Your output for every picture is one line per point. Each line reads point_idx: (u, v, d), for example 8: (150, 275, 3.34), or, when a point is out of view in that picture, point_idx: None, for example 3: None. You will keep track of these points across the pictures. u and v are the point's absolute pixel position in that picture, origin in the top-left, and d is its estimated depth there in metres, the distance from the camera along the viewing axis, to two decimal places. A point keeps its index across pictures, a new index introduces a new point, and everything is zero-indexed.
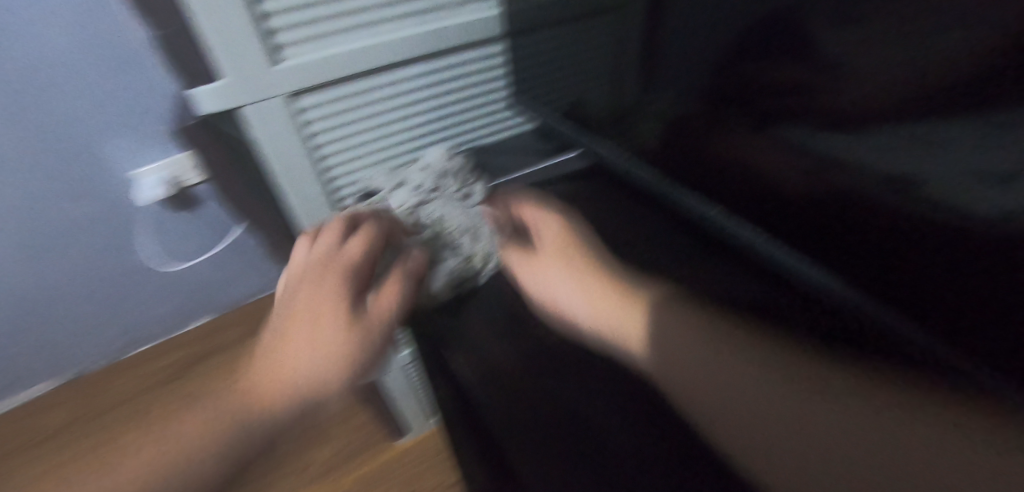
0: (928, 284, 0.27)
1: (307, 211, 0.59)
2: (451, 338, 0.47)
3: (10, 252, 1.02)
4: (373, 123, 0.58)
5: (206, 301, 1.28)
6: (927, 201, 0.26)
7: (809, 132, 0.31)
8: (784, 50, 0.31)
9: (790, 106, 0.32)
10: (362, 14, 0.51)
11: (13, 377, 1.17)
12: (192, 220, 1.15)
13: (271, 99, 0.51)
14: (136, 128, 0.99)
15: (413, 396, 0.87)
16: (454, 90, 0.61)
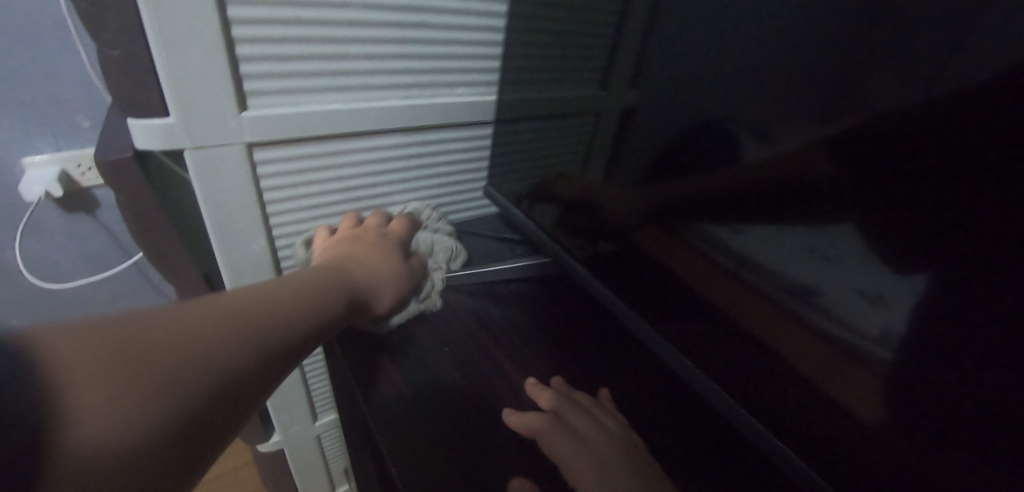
0: (818, 425, 0.35)
1: (241, 270, 0.53)
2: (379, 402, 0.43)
3: None
4: (337, 186, 0.54)
5: (78, 319, 1.09)
6: (830, 348, 0.33)
7: (733, 232, 0.37)
8: (712, 154, 0.37)
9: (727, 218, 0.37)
10: (344, 77, 0.48)
11: None
12: (81, 225, 0.99)
13: (226, 147, 0.45)
14: (31, 110, 0.84)
15: (319, 469, 0.78)
16: (429, 164, 0.59)
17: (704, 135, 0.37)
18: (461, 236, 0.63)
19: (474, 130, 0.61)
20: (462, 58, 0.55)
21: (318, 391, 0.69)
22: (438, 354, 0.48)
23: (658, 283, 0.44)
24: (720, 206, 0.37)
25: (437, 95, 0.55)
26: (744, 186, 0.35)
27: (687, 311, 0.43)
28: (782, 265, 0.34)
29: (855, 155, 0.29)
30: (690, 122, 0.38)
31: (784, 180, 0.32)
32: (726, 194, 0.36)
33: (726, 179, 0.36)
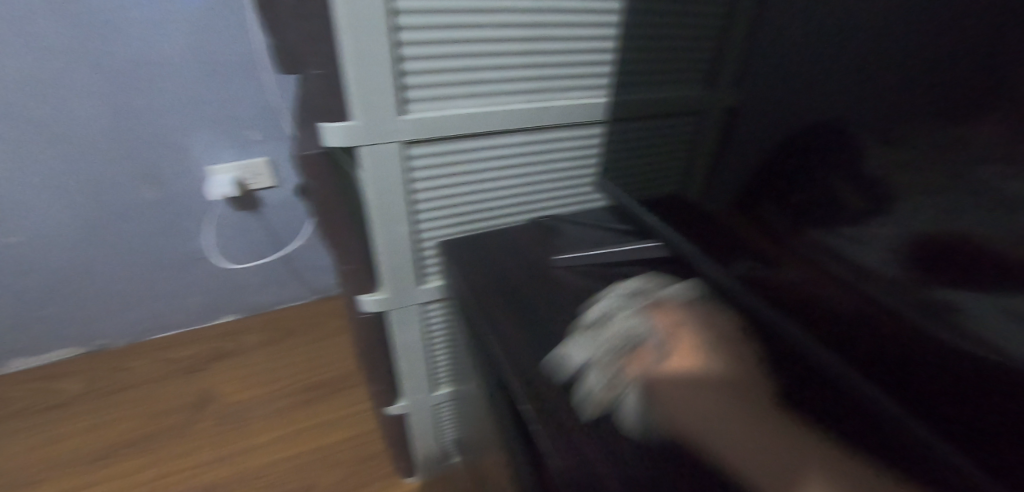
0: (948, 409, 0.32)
1: (391, 248, 0.63)
2: (510, 352, 0.49)
3: (74, 223, 1.08)
4: (467, 179, 0.62)
5: (238, 302, 1.32)
6: (971, 322, 0.31)
7: (852, 238, 0.37)
8: (826, 158, 0.38)
9: (838, 221, 0.38)
10: (480, 85, 0.57)
11: (39, 341, 1.19)
12: (246, 222, 1.21)
13: (388, 143, 0.55)
14: (220, 127, 1.08)
15: (431, 437, 0.88)
16: (544, 160, 0.66)
17: (816, 141, 0.39)
18: (572, 224, 0.69)
19: (585, 128, 0.67)
20: (578, 65, 0.61)
21: (438, 361, 0.78)
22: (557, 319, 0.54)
23: (768, 256, 0.46)
24: (833, 206, 0.38)
25: (554, 99, 0.62)
26: (858, 187, 0.36)
27: (794, 282, 0.43)
28: (907, 262, 0.34)
29: (1012, 122, 0.27)
30: (800, 119, 0.40)
31: (894, 177, 0.33)
32: (839, 194, 0.38)
33: (842, 184, 0.37)
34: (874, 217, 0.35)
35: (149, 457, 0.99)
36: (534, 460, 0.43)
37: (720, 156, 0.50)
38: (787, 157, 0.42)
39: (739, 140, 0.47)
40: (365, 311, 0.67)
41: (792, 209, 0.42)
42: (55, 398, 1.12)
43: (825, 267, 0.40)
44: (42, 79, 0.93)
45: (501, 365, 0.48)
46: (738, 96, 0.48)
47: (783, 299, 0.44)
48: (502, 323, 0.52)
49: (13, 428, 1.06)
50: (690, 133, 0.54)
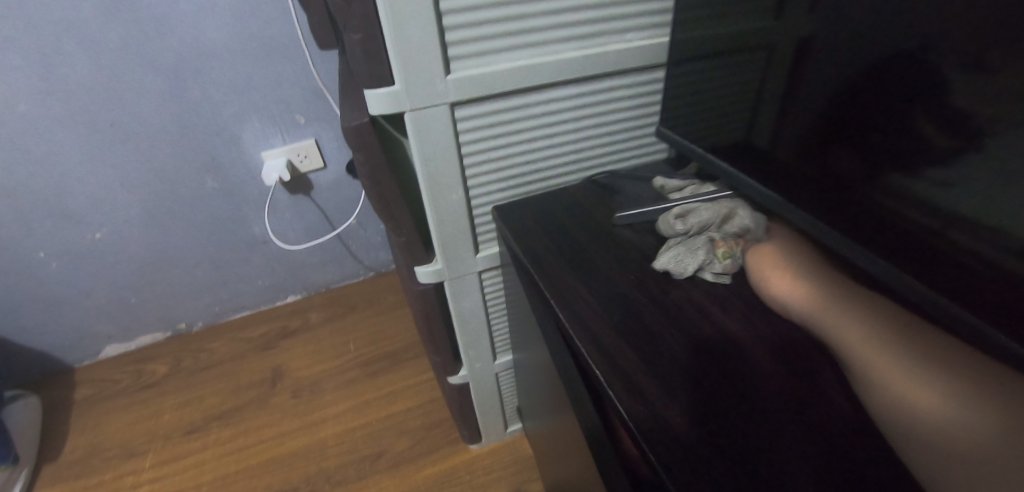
0: None
1: (444, 216, 0.61)
2: (577, 315, 0.47)
3: (147, 215, 1.15)
4: (517, 140, 0.59)
5: (300, 282, 1.37)
6: None
7: (936, 181, 0.35)
8: (903, 97, 0.36)
9: (919, 162, 0.36)
10: (526, 34, 0.53)
11: (129, 327, 1.29)
12: (301, 204, 1.25)
13: (436, 107, 0.53)
14: (268, 112, 1.10)
15: (494, 405, 0.88)
16: (598, 113, 0.62)
17: (895, 78, 0.36)
18: (630, 179, 0.65)
19: (642, 75, 0.61)
20: (633, 4, 0.56)
21: (497, 330, 0.77)
22: (624, 280, 0.51)
23: (871, 203, 0.40)
24: (915, 143, 0.36)
25: (607, 44, 0.57)
26: (941, 123, 0.34)
27: (900, 228, 0.38)
28: (994, 206, 0.32)
29: None
30: (882, 49, 0.37)
31: (987, 112, 0.31)
32: (920, 131, 0.35)
33: (925, 123, 0.35)
34: (961, 155, 0.33)
35: (236, 428, 1.07)
36: (610, 429, 0.42)
37: (801, 93, 0.45)
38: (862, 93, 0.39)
39: (827, 71, 0.42)
40: (422, 283, 0.67)
41: (870, 153, 0.40)
42: (150, 378, 1.22)
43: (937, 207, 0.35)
44: (103, 80, 0.97)
45: (568, 328, 0.47)
46: (812, 24, 0.42)
47: (891, 249, 0.39)
48: (564, 287, 0.51)
49: (117, 405, 1.16)
50: (759, 69, 0.49)
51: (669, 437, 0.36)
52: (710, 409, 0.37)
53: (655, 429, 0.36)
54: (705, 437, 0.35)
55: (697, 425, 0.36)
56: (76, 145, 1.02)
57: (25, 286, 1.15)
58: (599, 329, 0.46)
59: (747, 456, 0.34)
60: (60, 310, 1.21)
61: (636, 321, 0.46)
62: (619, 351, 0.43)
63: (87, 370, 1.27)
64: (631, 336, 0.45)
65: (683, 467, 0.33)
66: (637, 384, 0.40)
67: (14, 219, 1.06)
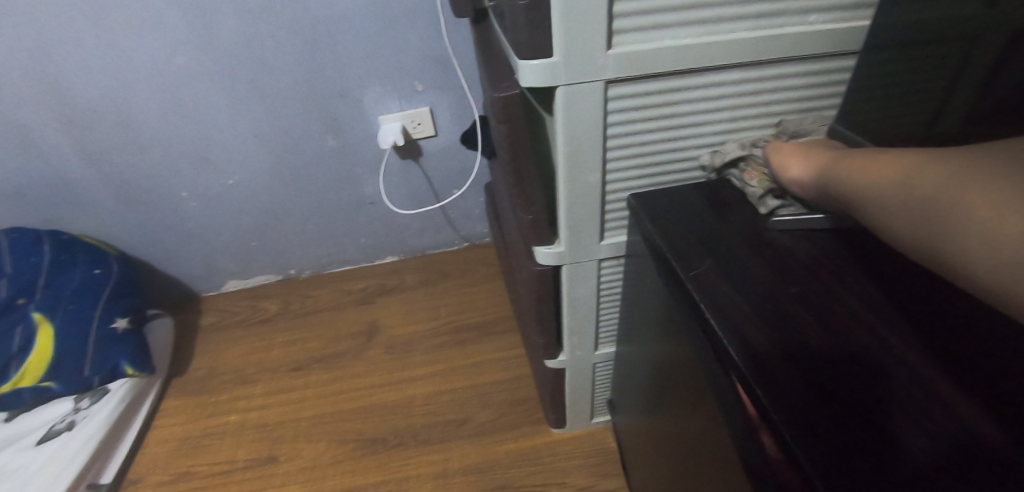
0: None
1: (576, 198, 0.59)
2: (721, 312, 0.43)
3: (275, 168, 1.24)
4: (667, 124, 0.55)
5: (398, 244, 1.43)
6: None
7: None
8: None
9: None
10: (701, 9, 0.48)
11: (248, 268, 1.42)
12: (409, 170, 1.28)
13: (591, 82, 0.50)
14: (390, 78, 1.13)
15: (586, 394, 0.87)
16: (759, 102, 0.56)
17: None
18: None
19: (822, 62, 0.54)
20: None
21: (603, 320, 0.75)
22: (758, 268, 0.48)
23: None
24: None
25: (788, 25, 0.51)
26: None
27: None
28: None
29: None
30: None
31: None
32: None
33: None
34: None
35: (335, 372, 1.14)
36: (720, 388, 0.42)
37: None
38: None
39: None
40: (540, 263, 0.65)
41: None
42: (262, 315, 1.34)
43: None
44: (250, 38, 1.04)
45: (709, 329, 0.43)
46: None
47: None
48: (707, 282, 0.47)
49: (234, 335, 1.29)
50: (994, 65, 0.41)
51: (782, 414, 0.34)
52: (830, 393, 0.35)
53: (768, 402, 0.35)
54: (824, 415, 0.34)
55: (817, 402, 0.35)
56: (223, 97, 1.12)
57: (170, 220, 1.30)
58: (738, 317, 0.43)
59: (869, 443, 0.31)
60: (196, 244, 1.35)
61: (767, 300, 0.44)
62: (748, 327, 0.41)
63: (212, 300, 1.43)
64: (761, 319, 0.42)
65: (799, 439, 0.32)
66: (761, 357, 0.39)
67: (166, 160, 1.20)
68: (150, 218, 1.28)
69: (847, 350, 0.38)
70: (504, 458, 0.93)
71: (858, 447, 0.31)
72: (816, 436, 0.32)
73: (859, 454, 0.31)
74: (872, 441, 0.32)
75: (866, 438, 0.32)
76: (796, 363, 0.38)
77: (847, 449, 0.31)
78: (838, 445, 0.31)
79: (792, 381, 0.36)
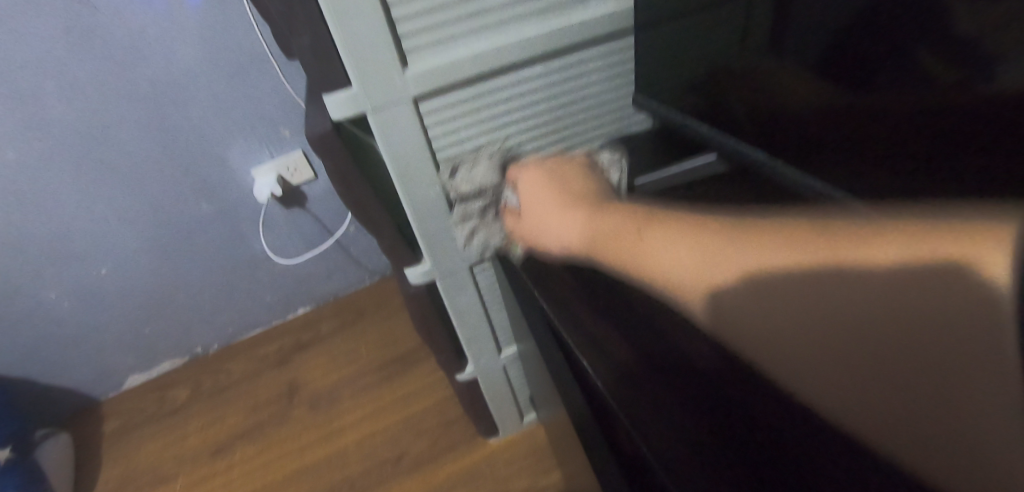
0: None
1: (424, 215, 0.60)
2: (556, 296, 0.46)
3: (150, 247, 1.16)
4: (487, 127, 0.58)
5: (308, 294, 1.38)
6: None
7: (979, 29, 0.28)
8: None
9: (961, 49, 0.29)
10: (482, 16, 0.50)
11: (148, 357, 1.32)
12: (297, 217, 1.25)
13: (398, 104, 0.51)
14: (252, 130, 1.09)
15: (507, 397, 0.88)
16: (568, 89, 0.60)
17: (883, 19, 0.34)
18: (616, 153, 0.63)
19: (612, 43, 0.59)
20: None
21: (498, 323, 0.76)
22: None
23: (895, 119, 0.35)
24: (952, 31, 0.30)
25: (570, 15, 0.54)
26: None
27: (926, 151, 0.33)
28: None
29: None
30: None
31: None
32: None
33: None
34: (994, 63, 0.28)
35: (261, 443, 1.08)
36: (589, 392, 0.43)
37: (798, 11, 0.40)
38: (847, 55, 0.37)
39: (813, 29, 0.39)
40: (414, 284, 0.66)
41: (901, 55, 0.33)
42: (173, 403, 1.25)
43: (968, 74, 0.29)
44: (84, 118, 0.97)
45: (550, 315, 0.45)
46: None
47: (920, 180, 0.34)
48: (545, 271, 0.49)
49: (145, 432, 1.19)
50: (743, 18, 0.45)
51: (660, 439, 0.33)
52: (691, 398, 0.35)
53: (644, 425, 0.34)
54: (696, 429, 0.33)
55: (686, 412, 0.34)
56: (69, 186, 1.03)
57: (41, 328, 1.17)
58: (576, 303, 0.45)
59: (747, 450, 0.31)
60: (80, 347, 1.23)
61: (614, 293, 0.45)
62: (596, 324, 0.42)
63: (114, 403, 1.30)
64: (612, 317, 0.43)
65: (687, 465, 0.31)
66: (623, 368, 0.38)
67: (19, 265, 1.08)
68: (17, 331, 1.15)
69: (689, 342, 0.39)
70: (444, 482, 0.92)
71: (736, 459, 0.31)
72: (703, 459, 0.31)
73: (743, 467, 0.30)
74: (748, 447, 0.32)
75: (744, 446, 0.32)
76: (652, 366, 0.38)
77: (730, 468, 0.31)
78: (722, 466, 0.31)
79: (657, 391, 0.36)
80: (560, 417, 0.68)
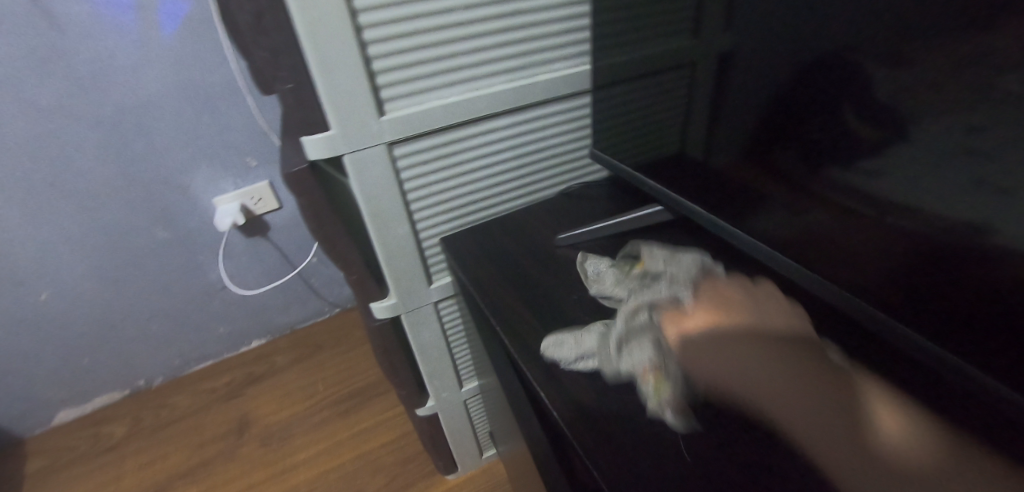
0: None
1: (392, 251, 0.62)
2: (515, 332, 0.49)
3: (99, 273, 1.12)
4: (457, 171, 0.62)
5: (264, 325, 1.34)
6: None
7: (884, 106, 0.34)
8: (829, 60, 0.37)
9: (875, 122, 0.35)
10: (456, 70, 0.55)
11: (83, 391, 1.23)
12: (257, 246, 1.23)
13: (374, 147, 0.54)
14: (218, 158, 1.09)
15: (467, 432, 0.88)
16: (533, 139, 0.65)
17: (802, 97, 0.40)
18: (576, 199, 0.69)
19: (573, 100, 0.65)
20: (553, 35, 0.59)
21: (460, 358, 0.78)
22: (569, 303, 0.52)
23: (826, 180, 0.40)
24: (862, 108, 0.36)
25: (535, 73, 0.60)
26: (890, 61, 0.33)
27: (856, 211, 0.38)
28: (936, 150, 0.32)
29: None
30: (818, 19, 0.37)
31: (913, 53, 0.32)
32: (867, 74, 0.35)
33: (879, 67, 0.34)
34: (889, 145, 0.35)
35: (205, 483, 1.03)
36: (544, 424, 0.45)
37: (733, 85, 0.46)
38: (769, 124, 0.44)
39: (744, 103, 0.45)
40: (379, 318, 0.67)
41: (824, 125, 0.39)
42: (108, 441, 1.17)
43: (883, 138, 0.35)
44: (39, 139, 0.94)
45: (510, 351, 0.48)
46: (730, 43, 0.45)
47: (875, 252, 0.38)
48: (506, 309, 0.52)
49: (73, 473, 1.10)
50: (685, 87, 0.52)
51: (609, 466, 0.36)
52: (637, 425, 0.38)
53: (595, 453, 0.37)
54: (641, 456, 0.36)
55: (633, 440, 0.37)
56: (14, 208, 0.98)
57: None
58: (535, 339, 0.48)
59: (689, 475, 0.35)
60: (5, 379, 1.14)
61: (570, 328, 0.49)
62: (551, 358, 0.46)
63: (39, 441, 1.20)
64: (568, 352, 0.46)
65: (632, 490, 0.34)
66: (576, 401, 0.41)
67: None
68: None
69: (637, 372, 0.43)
70: None
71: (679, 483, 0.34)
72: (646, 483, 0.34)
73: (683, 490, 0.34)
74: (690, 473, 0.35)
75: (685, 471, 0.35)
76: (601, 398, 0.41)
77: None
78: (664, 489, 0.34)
79: (605, 419, 0.40)
80: (518, 451, 0.70)
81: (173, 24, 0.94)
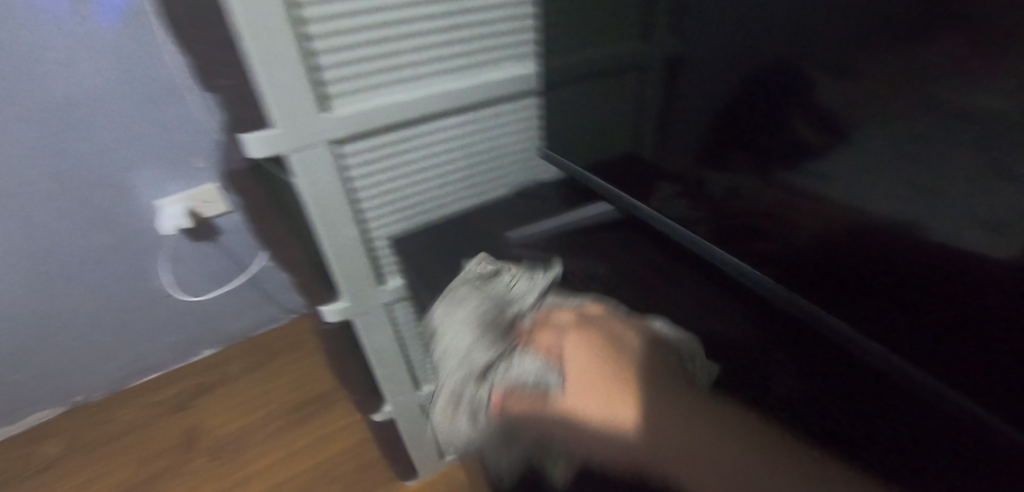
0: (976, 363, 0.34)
1: (341, 252, 0.61)
2: None
3: (29, 281, 1.03)
4: (407, 170, 0.61)
5: (215, 333, 1.29)
6: (949, 217, 0.31)
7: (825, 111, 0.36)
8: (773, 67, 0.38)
9: (810, 127, 0.37)
10: (405, 69, 0.55)
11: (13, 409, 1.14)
12: (206, 250, 1.18)
13: (318, 146, 0.53)
14: (162, 158, 1.04)
15: (426, 436, 0.87)
16: (484, 139, 0.65)
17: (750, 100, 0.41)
18: (528, 198, 0.69)
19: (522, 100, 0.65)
20: (502, 35, 0.59)
21: (416, 360, 0.77)
22: None
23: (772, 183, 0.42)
24: (806, 112, 0.37)
25: (484, 73, 0.60)
26: (830, 70, 0.34)
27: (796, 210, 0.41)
28: (873, 156, 0.34)
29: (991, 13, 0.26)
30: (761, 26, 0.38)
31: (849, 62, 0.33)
32: (809, 80, 0.36)
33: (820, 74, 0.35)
34: (832, 149, 0.36)
35: None
36: None
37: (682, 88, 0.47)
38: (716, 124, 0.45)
39: (695, 105, 0.46)
40: (329, 321, 0.65)
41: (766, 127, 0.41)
42: (42, 461, 1.09)
43: (826, 142, 0.36)
44: None
45: None
46: (681, 47, 0.46)
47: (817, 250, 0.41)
48: None
49: None
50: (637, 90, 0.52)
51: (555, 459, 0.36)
52: None
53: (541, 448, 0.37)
54: None
55: None
56: None
57: None
58: None
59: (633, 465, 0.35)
60: None
61: None
62: None
63: None
64: None
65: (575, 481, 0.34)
66: None
67: None
68: None
69: None
70: None
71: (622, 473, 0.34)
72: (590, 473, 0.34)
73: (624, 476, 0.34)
74: None
75: None
76: None
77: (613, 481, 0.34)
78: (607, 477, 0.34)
79: None
80: None
81: (111, 17, 0.89)
